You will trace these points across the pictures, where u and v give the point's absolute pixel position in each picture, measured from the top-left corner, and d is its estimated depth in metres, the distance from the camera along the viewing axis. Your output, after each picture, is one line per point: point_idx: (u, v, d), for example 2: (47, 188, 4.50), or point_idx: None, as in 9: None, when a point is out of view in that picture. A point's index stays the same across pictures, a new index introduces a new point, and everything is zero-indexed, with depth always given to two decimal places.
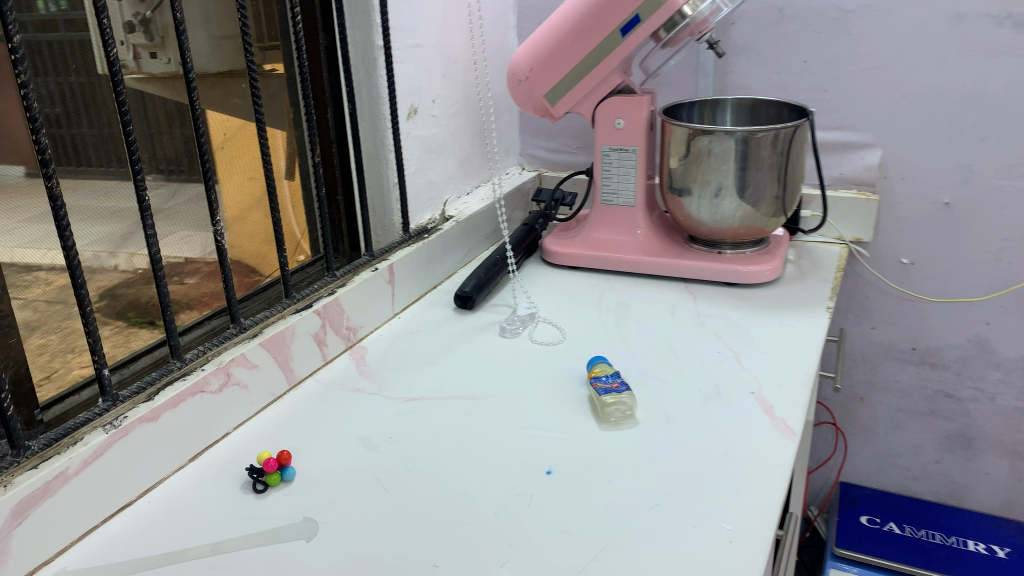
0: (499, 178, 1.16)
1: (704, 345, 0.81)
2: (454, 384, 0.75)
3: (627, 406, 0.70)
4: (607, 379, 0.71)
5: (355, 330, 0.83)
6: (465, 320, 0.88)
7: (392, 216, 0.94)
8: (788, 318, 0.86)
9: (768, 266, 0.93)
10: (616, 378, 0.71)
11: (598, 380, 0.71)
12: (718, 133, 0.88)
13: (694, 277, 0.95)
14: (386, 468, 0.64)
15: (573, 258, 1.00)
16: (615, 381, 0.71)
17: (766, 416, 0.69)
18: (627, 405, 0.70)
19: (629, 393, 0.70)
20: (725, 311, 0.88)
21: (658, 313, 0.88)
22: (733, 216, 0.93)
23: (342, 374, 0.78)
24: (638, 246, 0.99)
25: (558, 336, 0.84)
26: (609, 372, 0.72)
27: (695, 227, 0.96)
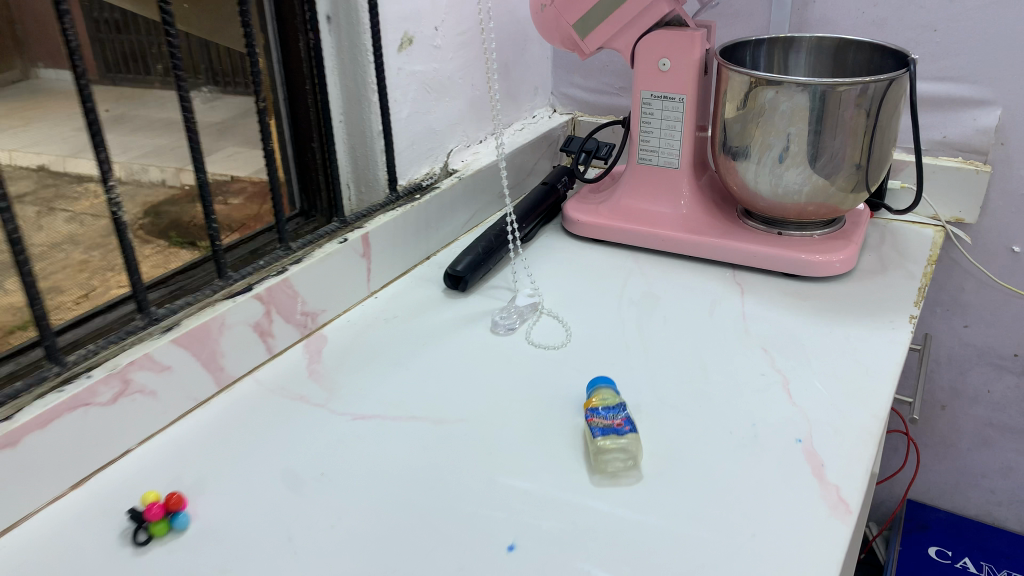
0: (523, 123, 0.98)
1: (744, 363, 0.63)
2: (419, 398, 0.60)
3: (629, 454, 0.53)
4: (606, 415, 0.55)
5: (313, 315, 0.68)
6: (452, 307, 0.72)
7: (376, 171, 0.77)
8: (859, 330, 0.67)
9: (839, 255, 0.74)
10: (620, 413, 0.55)
11: (594, 416, 0.55)
12: (787, 85, 0.68)
13: (743, 264, 0.77)
14: (307, 519, 0.50)
15: (598, 229, 0.82)
16: (616, 419, 0.54)
17: (814, 481, 0.52)
18: (630, 453, 0.53)
19: (633, 436, 0.54)
20: (778, 313, 0.70)
21: (693, 311, 0.70)
22: (799, 190, 0.73)
23: (288, 374, 0.63)
24: (678, 220, 0.80)
25: (562, 337, 0.67)
26: (611, 404, 0.56)
27: (751, 201, 0.77)
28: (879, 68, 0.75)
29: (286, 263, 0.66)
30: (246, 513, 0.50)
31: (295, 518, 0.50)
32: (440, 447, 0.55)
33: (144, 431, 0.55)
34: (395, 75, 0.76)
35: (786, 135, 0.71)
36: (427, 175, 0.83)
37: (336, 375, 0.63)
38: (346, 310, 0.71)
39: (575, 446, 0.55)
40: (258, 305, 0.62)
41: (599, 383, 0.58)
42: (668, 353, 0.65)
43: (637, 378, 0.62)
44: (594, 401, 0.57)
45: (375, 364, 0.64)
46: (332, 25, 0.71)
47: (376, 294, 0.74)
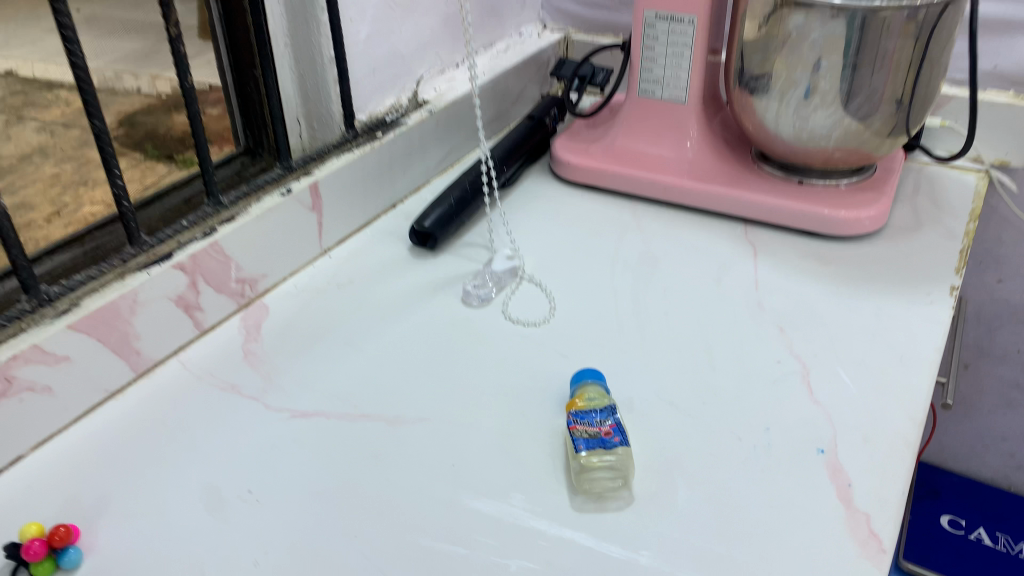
0: (508, 43, 0.86)
1: (757, 347, 0.54)
2: (372, 389, 0.51)
3: (618, 470, 0.44)
4: (591, 422, 0.45)
5: (251, 281, 0.58)
6: (417, 269, 0.62)
7: (329, 104, 0.66)
8: (891, 304, 0.57)
9: (869, 211, 0.63)
10: (607, 419, 0.46)
11: (576, 422, 0.45)
12: (820, 7, 0.56)
13: (756, 218, 0.66)
14: (227, 551, 0.41)
15: (590, 174, 0.71)
16: (603, 427, 0.45)
17: (839, 507, 0.43)
18: (618, 469, 0.44)
19: (623, 450, 0.44)
20: (797, 282, 0.60)
21: (697, 278, 0.61)
22: (826, 135, 0.62)
23: (219, 356, 0.54)
24: (682, 164, 0.69)
25: (545, 311, 0.57)
26: (597, 407, 0.46)
27: (769, 144, 0.66)
28: None
29: (215, 221, 0.55)
30: (155, 543, 0.41)
31: (213, 551, 0.41)
32: (392, 456, 0.46)
33: (38, 435, 0.46)
34: None
35: (814, 69, 0.59)
36: (393, 106, 0.71)
37: (275, 357, 0.54)
38: (293, 274, 0.61)
39: (555, 456, 0.46)
40: (179, 276, 0.52)
41: (584, 377, 0.49)
42: (668, 333, 0.55)
43: (631, 365, 0.52)
44: (578, 402, 0.47)
45: (323, 343, 0.55)
46: None
47: (329, 253, 0.64)
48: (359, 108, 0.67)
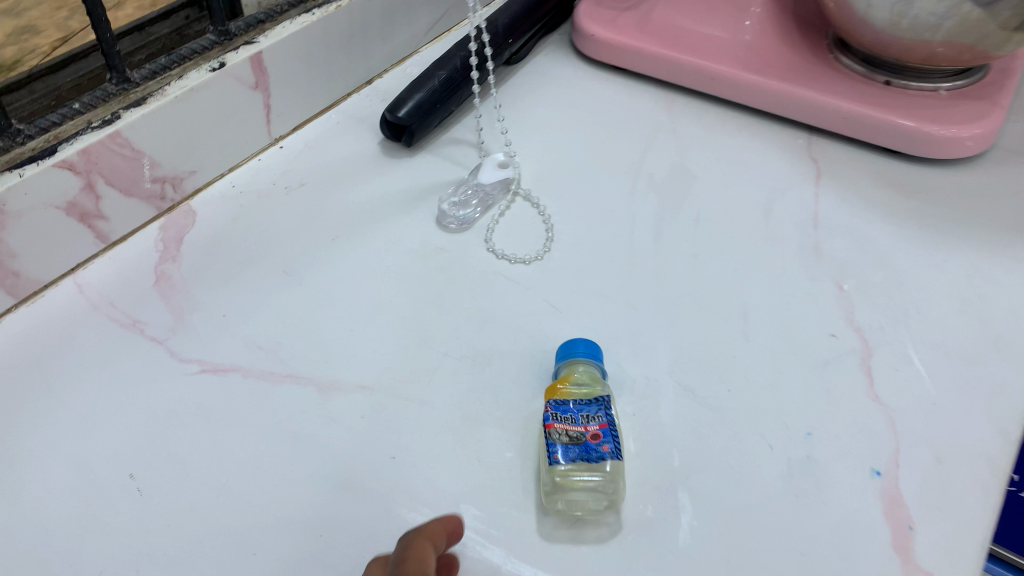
0: None
1: (806, 312, 0.42)
2: (306, 339, 0.40)
3: (605, 491, 0.34)
4: (575, 419, 0.34)
5: (174, 180, 0.46)
6: (386, 174, 0.50)
7: None
8: (988, 260, 0.44)
9: (976, 129, 0.48)
10: (598, 416, 0.34)
11: (554, 419, 0.34)
12: None
13: (825, 126, 0.52)
14: (88, 563, 0.32)
15: (618, 53, 0.56)
16: (591, 427, 0.34)
17: (893, 561, 0.32)
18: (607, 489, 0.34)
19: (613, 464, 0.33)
20: (867, 220, 0.47)
21: (738, 208, 0.48)
22: (936, 24, 0.46)
23: (125, 279, 0.43)
24: (738, 50, 0.54)
25: (538, 245, 0.46)
26: (584, 399, 0.35)
27: (857, 29, 0.50)
28: None
29: (117, 107, 0.42)
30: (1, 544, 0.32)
31: (71, 562, 0.32)
32: (317, 439, 0.36)
33: None
34: None
35: None
36: None
37: (194, 285, 0.43)
38: (232, 169, 0.49)
39: (523, 454, 0.36)
40: (66, 178, 0.40)
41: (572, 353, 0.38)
42: (692, 284, 0.43)
43: (641, 328, 0.41)
44: (561, 391, 0.36)
45: (257, 268, 0.44)
46: None
47: (280, 142, 0.52)
48: None
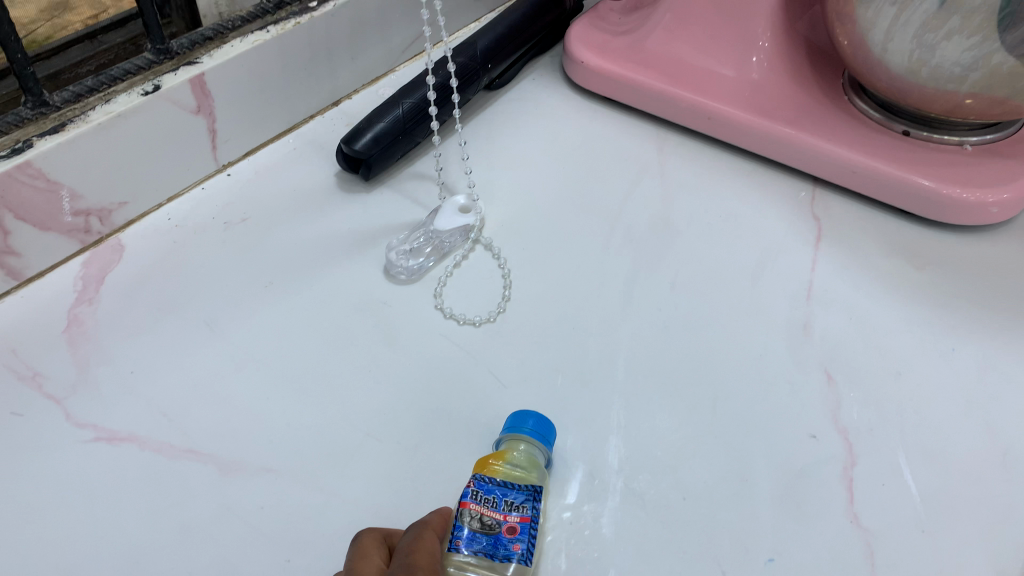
0: None
1: (785, 404, 0.37)
2: (217, 405, 0.36)
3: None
4: (497, 504, 0.30)
5: (101, 212, 0.42)
6: (338, 212, 0.45)
7: None
8: (1004, 352, 0.38)
9: (1002, 195, 0.42)
10: (523, 508, 0.31)
11: (473, 498, 0.30)
12: None
13: (831, 179, 0.46)
14: None
15: (609, 84, 0.51)
16: (510, 517, 0.30)
17: None
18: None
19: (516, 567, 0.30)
20: (868, 294, 0.41)
21: (721, 272, 0.42)
22: (961, 77, 0.40)
23: (34, 321, 0.39)
24: (740, 88, 0.49)
25: (492, 304, 0.41)
26: (514, 482, 0.31)
27: (874, 73, 0.44)
28: None
29: (31, 133, 0.38)
30: None
31: None
32: (208, 533, 0.32)
33: None
34: None
35: None
36: None
37: (106, 334, 0.39)
38: (171, 199, 0.45)
39: None
40: None
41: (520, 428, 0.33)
42: (659, 359, 0.38)
43: (591, 411, 0.36)
44: (492, 467, 0.32)
45: (180, 316, 0.40)
46: None
47: (229, 168, 0.48)
48: None
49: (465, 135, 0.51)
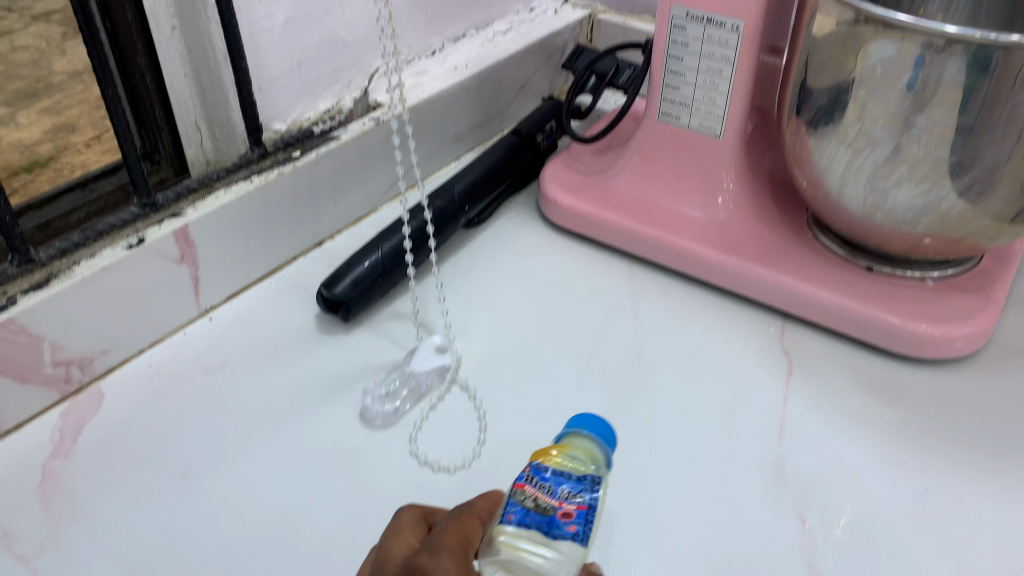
0: (515, 24, 0.69)
1: (761, 552, 0.36)
2: (188, 564, 0.36)
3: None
4: (552, 489, 0.30)
5: (80, 361, 0.43)
6: (317, 354, 0.46)
7: (229, 110, 0.50)
8: (977, 491, 0.39)
9: (965, 329, 0.44)
10: (580, 496, 0.30)
11: (528, 480, 0.30)
12: (922, 37, 0.36)
13: (799, 315, 0.48)
14: None
15: (584, 224, 0.53)
16: (566, 504, 0.29)
17: None
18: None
19: (570, 546, 0.28)
20: (840, 432, 0.42)
21: (695, 411, 0.43)
22: (914, 220, 0.42)
23: (7, 475, 0.39)
24: (708, 228, 0.51)
25: (467, 447, 0.41)
26: (571, 474, 0.31)
27: (834, 215, 0.46)
28: None
29: (17, 289, 0.40)
30: None
31: None
32: None
33: None
34: None
35: (904, 126, 0.40)
36: (329, 112, 0.55)
37: (80, 489, 0.39)
38: (152, 344, 0.46)
39: None
40: None
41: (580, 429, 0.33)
42: (634, 502, 0.38)
43: None
44: (550, 456, 0.32)
45: (155, 469, 0.40)
46: None
47: (211, 313, 0.49)
48: (275, 115, 0.52)
49: (444, 274, 0.52)
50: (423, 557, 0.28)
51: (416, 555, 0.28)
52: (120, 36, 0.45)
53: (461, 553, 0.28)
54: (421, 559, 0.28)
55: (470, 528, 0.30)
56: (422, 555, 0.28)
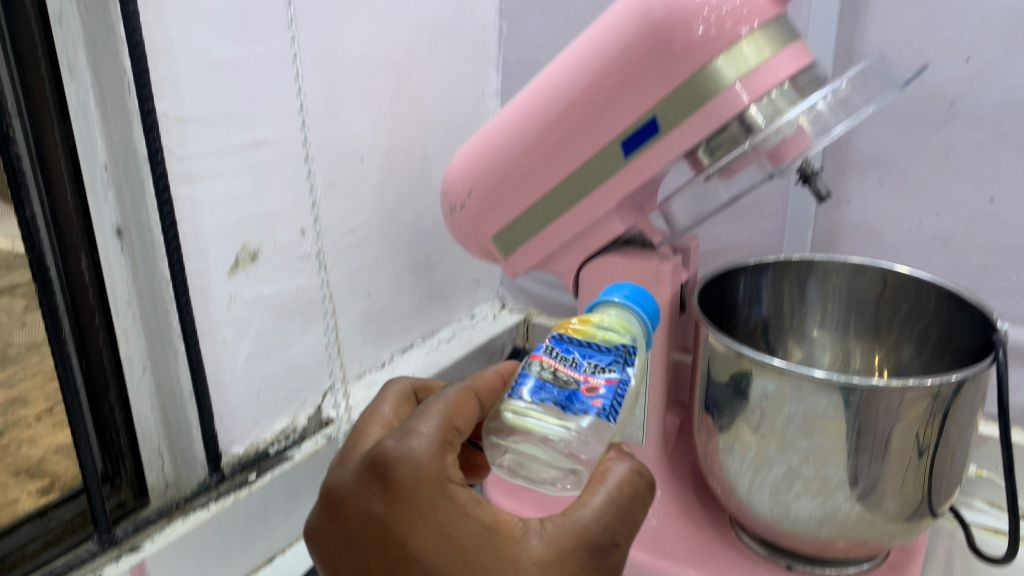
0: (460, 330, 0.77)
1: None
2: None
3: (556, 466, 0.38)
4: (577, 365, 0.38)
5: None
6: None
7: (191, 439, 0.55)
8: None
9: None
10: (607, 368, 0.38)
11: (557, 356, 0.38)
12: (794, 378, 0.44)
13: None
14: None
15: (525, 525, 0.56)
16: (591, 381, 0.37)
17: None
18: (570, 448, 0.37)
19: (594, 420, 0.35)
20: None
21: None
22: (817, 527, 0.47)
23: None
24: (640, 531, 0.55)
25: None
26: (602, 347, 0.39)
27: (749, 519, 0.51)
28: (965, 335, 0.51)
29: None
30: None
31: None
32: None
33: None
34: (226, 304, 0.53)
35: (794, 449, 0.45)
36: (284, 431, 0.60)
37: None
38: None
39: None
40: None
41: (616, 302, 0.44)
42: None
43: None
44: (585, 329, 0.40)
45: None
46: (123, 241, 0.48)
47: None
48: (234, 439, 0.56)
49: None
50: (395, 444, 0.33)
51: (390, 438, 0.34)
52: (91, 374, 0.50)
53: (439, 440, 0.34)
54: (390, 449, 0.33)
55: (458, 416, 0.36)
56: (391, 441, 0.34)
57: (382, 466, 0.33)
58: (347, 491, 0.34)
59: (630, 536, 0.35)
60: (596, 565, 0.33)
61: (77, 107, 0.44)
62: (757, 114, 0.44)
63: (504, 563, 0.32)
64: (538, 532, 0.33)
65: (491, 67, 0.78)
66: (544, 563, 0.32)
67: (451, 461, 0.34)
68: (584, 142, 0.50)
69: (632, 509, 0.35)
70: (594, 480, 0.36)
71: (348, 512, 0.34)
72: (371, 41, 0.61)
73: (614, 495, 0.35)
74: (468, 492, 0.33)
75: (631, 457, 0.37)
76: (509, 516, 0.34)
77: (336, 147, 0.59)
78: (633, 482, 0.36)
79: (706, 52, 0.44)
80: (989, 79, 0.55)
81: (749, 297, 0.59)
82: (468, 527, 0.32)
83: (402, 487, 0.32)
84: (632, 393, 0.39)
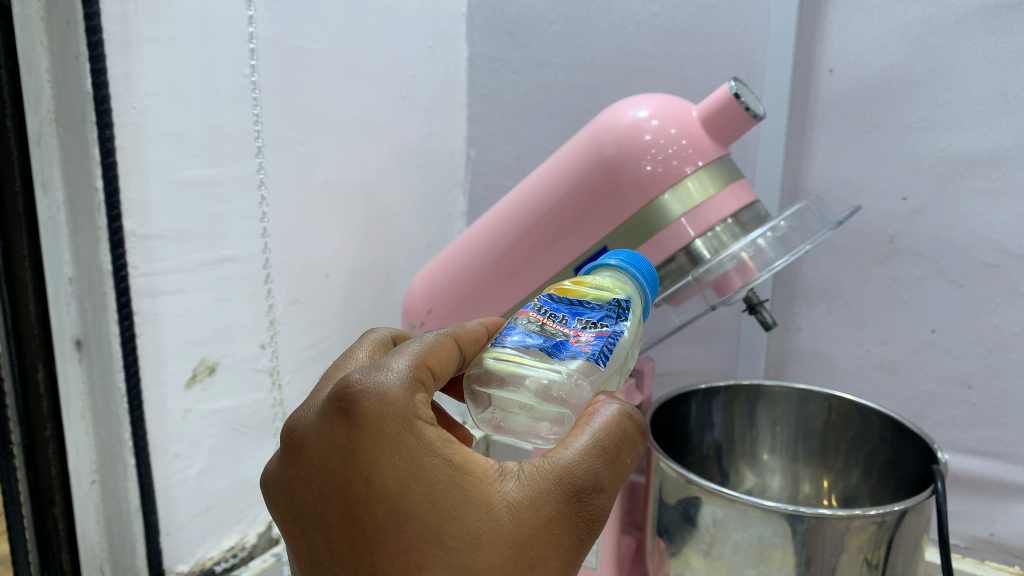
0: None
1: None
2: None
3: (542, 416, 0.35)
4: (568, 321, 0.33)
5: None
6: None
7: (133, 557, 0.52)
8: None
9: None
10: (599, 324, 0.33)
11: (545, 305, 0.34)
12: (739, 506, 0.44)
13: None
14: None
15: None
16: (583, 334, 0.32)
17: None
18: (559, 391, 0.33)
19: (583, 365, 0.31)
20: None
21: None
22: None
23: None
24: None
25: None
26: (593, 303, 0.34)
27: None
28: (910, 465, 0.52)
29: None
30: None
31: None
32: None
33: None
34: (180, 417, 0.52)
35: None
36: (231, 548, 0.60)
37: None
38: None
39: None
40: None
41: (611, 262, 0.38)
42: None
43: None
44: (576, 290, 0.35)
45: None
46: (82, 352, 0.48)
47: None
48: (178, 558, 0.55)
49: None
50: (361, 377, 0.30)
51: (357, 372, 0.30)
52: (38, 486, 0.48)
53: (411, 377, 0.31)
54: (356, 382, 0.30)
55: (434, 358, 0.32)
56: (358, 375, 0.30)
57: (346, 402, 0.29)
58: (310, 429, 0.30)
59: (618, 483, 0.30)
60: (577, 511, 0.28)
61: (47, 224, 0.45)
62: (702, 247, 0.47)
63: (475, 509, 0.28)
64: (515, 473, 0.29)
65: (457, 189, 0.82)
66: (517, 506, 0.28)
67: (422, 400, 0.30)
68: (536, 268, 0.53)
69: (622, 454, 0.30)
70: (580, 423, 0.31)
71: (308, 452, 0.30)
72: (340, 165, 0.64)
73: (599, 438, 0.30)
74: (437, 432, 0.30)
75: (623, 400, 0.32)
76: (485, 458, 0.30)
77: (300, 263, 0.61)
78: (621, 425, 0.31)
79: (653, 188, 0.47)
80: (925, 219, 0.58)
81: (700, 420, 0.60)
82: (436, 466, 0.29)
83: (365, 422, 0.29)
84: (626, 348, 0.34)
